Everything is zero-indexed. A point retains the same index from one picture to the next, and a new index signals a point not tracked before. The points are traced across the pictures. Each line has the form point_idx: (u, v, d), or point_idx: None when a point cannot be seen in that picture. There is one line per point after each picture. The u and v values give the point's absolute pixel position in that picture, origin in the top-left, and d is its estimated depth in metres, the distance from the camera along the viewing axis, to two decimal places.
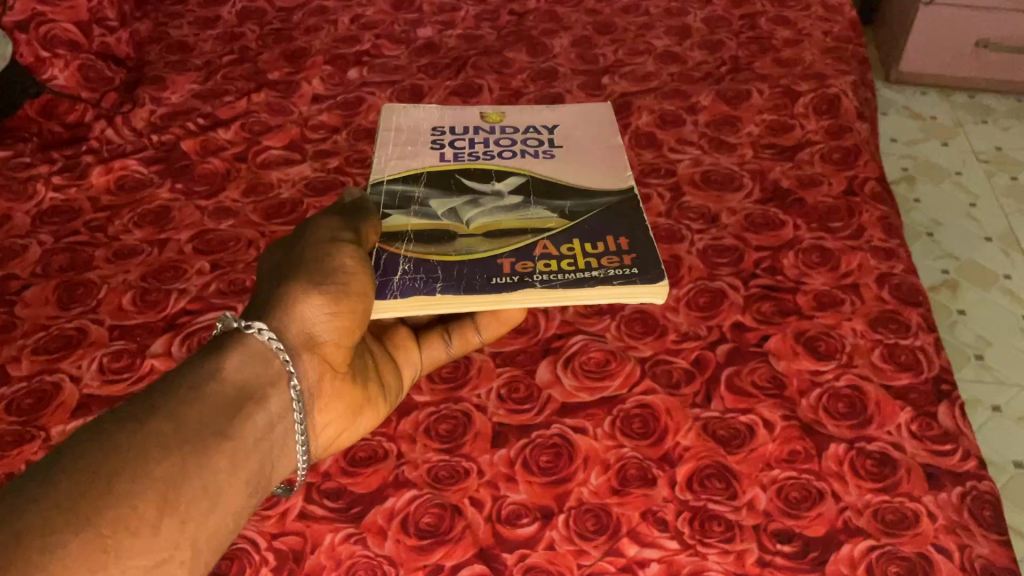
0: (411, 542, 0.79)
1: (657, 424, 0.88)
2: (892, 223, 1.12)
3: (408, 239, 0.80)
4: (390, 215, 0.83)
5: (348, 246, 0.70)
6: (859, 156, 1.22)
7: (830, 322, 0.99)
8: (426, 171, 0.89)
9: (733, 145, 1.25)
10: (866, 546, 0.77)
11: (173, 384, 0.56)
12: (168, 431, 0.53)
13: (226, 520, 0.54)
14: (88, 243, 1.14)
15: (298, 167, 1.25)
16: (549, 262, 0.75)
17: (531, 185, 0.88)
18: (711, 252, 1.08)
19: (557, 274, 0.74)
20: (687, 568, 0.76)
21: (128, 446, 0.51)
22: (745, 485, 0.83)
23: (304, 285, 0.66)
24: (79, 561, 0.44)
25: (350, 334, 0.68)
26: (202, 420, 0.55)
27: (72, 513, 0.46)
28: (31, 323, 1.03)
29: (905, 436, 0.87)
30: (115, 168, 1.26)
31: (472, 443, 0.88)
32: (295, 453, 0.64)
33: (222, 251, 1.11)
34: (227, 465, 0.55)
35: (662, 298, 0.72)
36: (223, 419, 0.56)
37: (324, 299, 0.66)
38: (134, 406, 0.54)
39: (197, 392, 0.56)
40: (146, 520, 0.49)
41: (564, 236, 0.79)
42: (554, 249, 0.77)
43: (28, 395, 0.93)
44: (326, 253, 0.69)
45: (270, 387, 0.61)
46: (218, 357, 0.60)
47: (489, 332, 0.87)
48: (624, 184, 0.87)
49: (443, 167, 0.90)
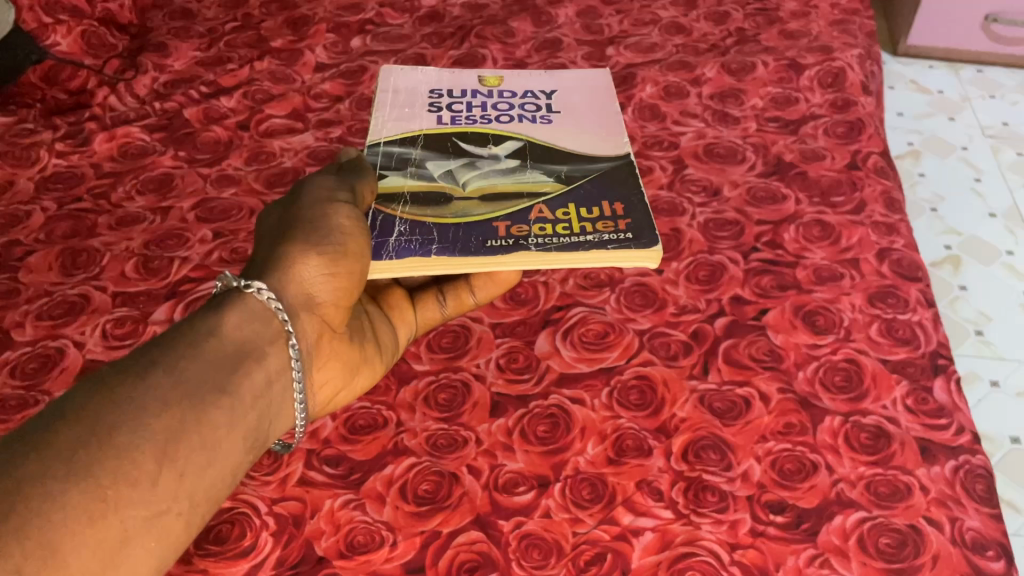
0: (409, 508, 0.81)
1: (654, 395, 0.89)
2: (894, 198, 1.12)
3: (404, 201, 0.80)
4: (387, 176, 0.83)
5: (345, 206, 0.71)
6: (863, 130, 1.21)
7: (829, 296, 0.99)
8: (423, 134, 0.89)
9: (736, 118, 1.25)
10: (859, 518, 0.78)
11: (173, 339, 0.57)
12: (168, 385, 0.54)
13: (221, 474, 0.56)
14: (91, 209, 1.14)
15: (300, 136, 1.25)
16: (544, 225, 0.76)
17: (529, 149, 0.87)
18: (712, 226, 1.09)
19: (552, 235, 0.74)
20: (681, 537, 0.77)
21: (129, 399, 0.51)
22: (740, 456, 0.84)
23: (303, 245, 0.67)
24: (79, 510, 0.46)
25: (347, 294, 0.69)
26: (201, 375, 0.56)
27: (75, 464, 0.47)
28: (35, 289, 1.03)
29: (900, 410, 0.87)
30: (118, 136, 1.26)
31: (470, 412, 0.89)
32: (294, 410, 0.65)
33: (224, 219, 1.11)
34: (226, 421, 0.56)
35: (654, 263, 0.73)
36: (222, 376, 0.57)
37: (322, 259, 0.67)
38: (134, 361, 0.54)
39: (196, 348, 0.57)
40: (145, 472, 0.50)
41: (562, 201, 0.79)
42: (546, 213, 0.77)
43: (32, 359, 0.94)
44: (323, 213, 0.69)
45: (269, 345, 0.62)
46: (218, 314, 0.60)
47: (483, 293, 0.86)
48: (621, 151, 0.87)
49: (440, 130, 0.90)
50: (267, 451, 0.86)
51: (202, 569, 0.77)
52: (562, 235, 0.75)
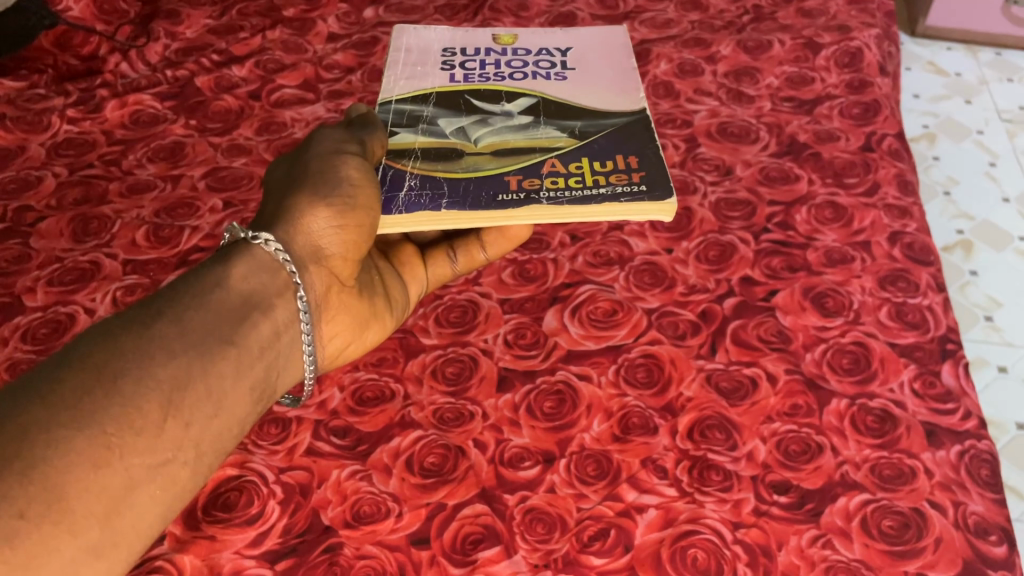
0: (415, 480, 0.81)
1: (661, 374, 0.89)
2: (908, 180, 1.11)
3: (416, 157, 0.80)
4: (398, 132, 0.83)
5: (354, 157, 0.70)
6: (879, 112, 1.20)
7: (839, 278, 0.99)
8: (436, 91, 0.89)
9: (751, 97, 1.24)
10: (862, 500, 0.79)
11: (181, 289, 0.57)
12: (174, 334, 0.54)
13: (228, 423, 0.56)
14: (103, 176, 1.14)
15: (312, 107, 1.25)
16: (556, 174, 0.76)
17: (542, 106, 0.87)
18: (723, 205, 1.08)
19: (564, 180, 0.74)
20: (684, 515, 0.78)
21: (135, 346, 0.52)
22: (745, 436, 0.84)
23: (311, 197, 0.67)
24: (84, 456, 0.46)
25: (356, 247, 0.69)
26: (208, 326, 0.56)
27: (80, 411, 0.47)
28: (46, 255, 1.03)
29: (908, 393, 0.87)
30: (130, 103, 1.26)
31: (477, 386, 0.89)
32: (302, 361, 0.66)
33: (235, 189, 1.11)
34: (233, 372, 0.57)
35: (669, 215, 0.73)
36: (228, 327, 0.57)
37: (330, 211, 0.67)
38: (142, 310, 0.55)
39: (203, 298, 0.57)
40: (151, 421, 0.50)
41: (583, 151, 0.78)
42: (556, 164, 0.77)
43: (43, 324, 0.95)
44: (331, 164, 0.69)
45: (277, 297, 0.62)
46: (225, 265, 0.61)
47: (493, 249, 0.85)
48: (636, 107, 0.86)
49: (452, 87, 0.89)
50: (275, 421, 0.87)
51: (211, 535, 0.78)
52: (574, 180, 0.74)
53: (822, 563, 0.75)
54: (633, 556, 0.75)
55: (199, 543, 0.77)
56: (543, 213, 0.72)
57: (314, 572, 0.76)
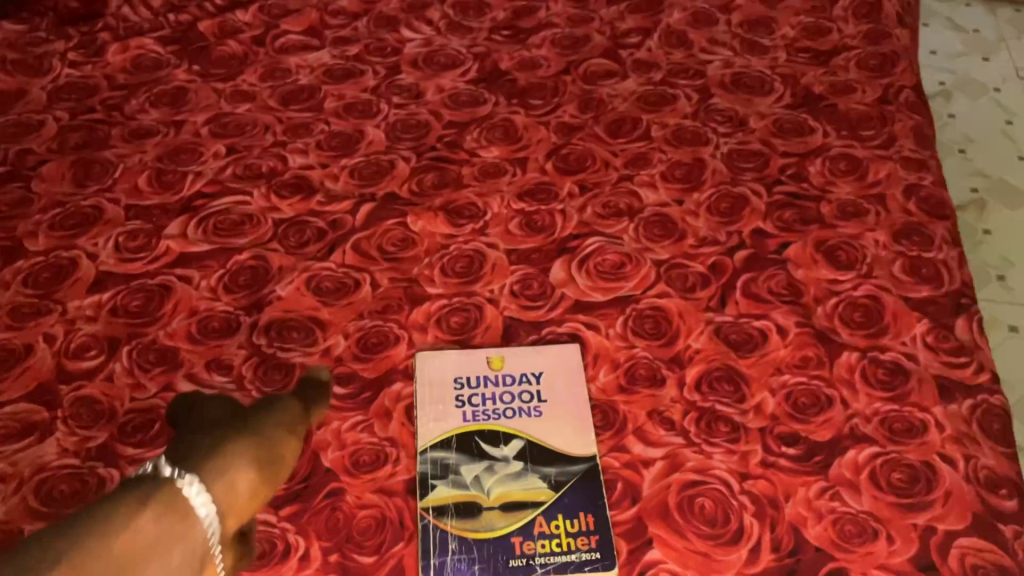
0: (415, 427, 0.82)
1: (669, 326, 0.88)
2: (926, 133, 1.08)
3: (453, 448, 0.80)
4: (435, 421, 0.82)
5: (250, 460, 0.71)
6: (897, 64, 1.17)
7: (853, 232, 0.97)
8: (453, 355, 0.87)
9: (766, 48, 1.21)
10: (871, 453, 0.79)
11: (129, 487, 0.60)
12: (135, 509, 0.58)
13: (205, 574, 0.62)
14: (105, 121, 1.12)
15: (317, 53, 1.22)
16: (551, 540, 0.74)
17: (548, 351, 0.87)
18: (736, 157, 1.06)
19: (555, 561, 0.73)
20: (691, 465, 0.78)
21: (102, 521, 0.55)
22: (754, 388, 0.83)
23: (221, 468, 0.67)
24: None
25: (258, 497, 0.70)
26: (183, 515, 0.61)
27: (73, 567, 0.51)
28: (47, 199, 1.02)
29: (920, 347, 0.86)
30: (132, 47, 1.23)
31: (482, 335, 0.89)
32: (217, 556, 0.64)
33: (238, 135, 1.09)
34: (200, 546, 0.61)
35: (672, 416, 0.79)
36: (183, 507, 0.61)
37: (239, 477, 0.68)
38: (100, 503, 0.58)
39: (155, 489, 0.61)
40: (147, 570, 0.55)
41: (580, 497, 0.77)
42: (550, 518, 0.76)
43: (45, 269, 0.94)
44: (233, 452, 0.70)
45: (189, 520, 0.61)
46: (151, 493, 0.60)
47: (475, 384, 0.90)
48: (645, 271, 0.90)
49: (462, 349, 0.88)
50: (279, 367, 0.86)
51: None
52: (565, 557, 0.73)
53: (830, 514, 0.75)
54: (640, 506, 0.76)
55: None
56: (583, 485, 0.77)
57: (318, 517, 0.75)
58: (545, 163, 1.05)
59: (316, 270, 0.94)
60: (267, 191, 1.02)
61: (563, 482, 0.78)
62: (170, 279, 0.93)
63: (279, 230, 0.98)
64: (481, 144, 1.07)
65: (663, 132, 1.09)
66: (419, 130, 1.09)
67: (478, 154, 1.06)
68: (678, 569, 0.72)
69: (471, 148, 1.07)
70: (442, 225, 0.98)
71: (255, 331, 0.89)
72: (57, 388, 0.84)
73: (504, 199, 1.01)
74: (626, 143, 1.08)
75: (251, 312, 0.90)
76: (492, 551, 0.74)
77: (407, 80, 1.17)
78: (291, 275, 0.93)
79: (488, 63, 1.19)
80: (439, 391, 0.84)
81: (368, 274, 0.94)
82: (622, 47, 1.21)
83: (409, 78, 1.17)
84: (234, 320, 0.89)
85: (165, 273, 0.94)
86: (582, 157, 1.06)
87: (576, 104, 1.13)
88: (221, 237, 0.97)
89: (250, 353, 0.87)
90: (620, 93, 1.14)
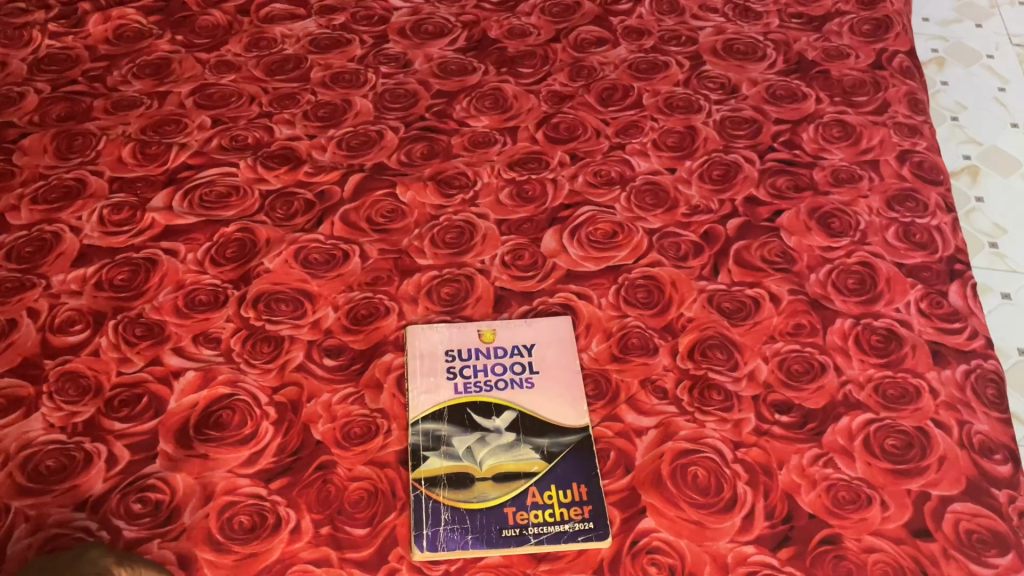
0: (405, 398, 0.81)
1: (662, 294, 0.87)
2: (919, 98, 1.07)
3: (446, 419, 0.79)
4: (426, 393, 0.81)
5: None
6: (891, 29, 1.16)
7: (846, 199, 0.96)
8: (445, 327, 0.86)
9: (758, 14, 1.19)
10: (865, 419, 0.78)
11: None
12: None
13: None
14: (87, 92, 1.10)
15: (303, 22, 1.19)
16: (544, 510, 0.74)
17: (540, 324, 0.86)
18: (729, 124, 1.04)
19: (548, 531, 0.73)
20: (684, 433, 0.78)
21: None
22: (747, 356, 0.83)
23: None
24: None
25: None
26: None
27: None
28: (30, 171, 1.00)
29: (914, 313, 0.86)
30: (113, 17, 1.20)
31: (473, 307, 0.88)
32: None
33: (223, 106, 1.07)
34: None
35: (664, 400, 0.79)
36: None
37: None
38: None
39: None
40: None
41: (574, 467, 0.76)
42: (544, 489, 0.75)
43: (28, 243, 0.93)
44: None
45: None
46: None
47: None
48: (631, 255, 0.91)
49: (456, 323, 0.86)
50: (268, 339, 0.85)
51: (203, 454, 0.77)
52: (557, 527, 0.73)
53: (823, 481, 0.75)
54: (634, 475, 0.75)
55: (192, 461, 0.77)
56: (575, 458, 0.77)
57: (308, 490, 0.75)
58: (536, 132, 1.04)
59: (304, 242, 0.93)
60: (254, 163, 1.00)
61: (556, 453, 0.77)
62: (156, 252, 0.92)
63: (266, 203, 0.96)
64: (470, 114, 1.06)
65: (654, 100, 1.07)
66: (408, 99, 1.08)
67: (467, 124, 1.05)
68: (672, 538, 0.72)
69: (460, 118, 1.06)
70: (432, 196, 0.97)
71: (243, 303, 0.87)
72: (41, 362, 0.83)
73: (494, 169, 1.00)
74: (618, 111, 1.06)
75: (239, 285, 0.89)
76: (485, 522, 0.73)
77: (395, 49, 1.14)
78: (279, 248, 0.92)
79: (477, 32, 1.17)
80: (430, 364, 0.83)
81: (357, 245, 0.92)
82: (612, 14, 1.19)
83: (397, 47, 1.15)
84: (222, 293, 0.88)
85: (151, 246, 0.92)
86: (573, 126, 1.04)
87: (566, 72, 1.11)
88: (207, 209, 0.96)
89: (238, 326, 0.86)
90: (611, 61, 1.12)
